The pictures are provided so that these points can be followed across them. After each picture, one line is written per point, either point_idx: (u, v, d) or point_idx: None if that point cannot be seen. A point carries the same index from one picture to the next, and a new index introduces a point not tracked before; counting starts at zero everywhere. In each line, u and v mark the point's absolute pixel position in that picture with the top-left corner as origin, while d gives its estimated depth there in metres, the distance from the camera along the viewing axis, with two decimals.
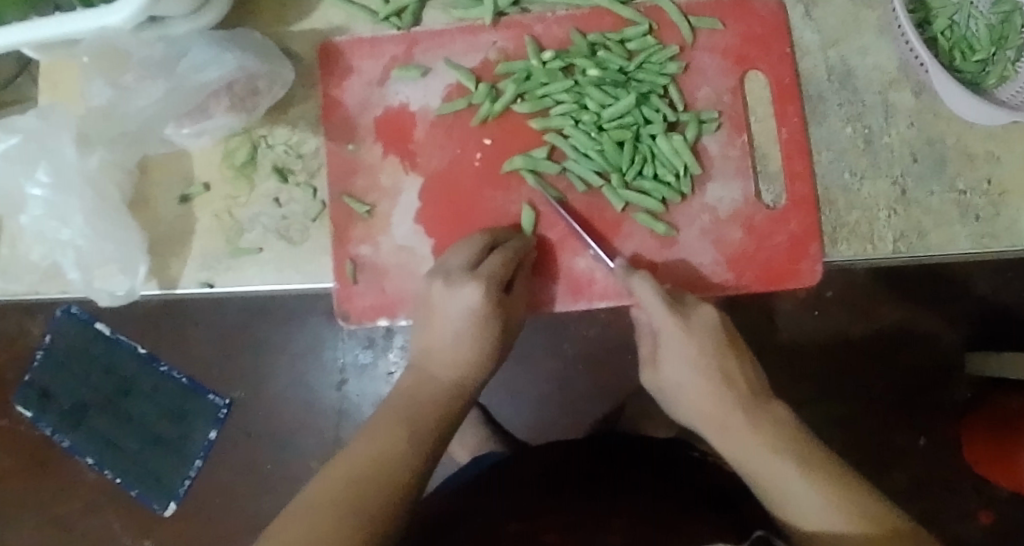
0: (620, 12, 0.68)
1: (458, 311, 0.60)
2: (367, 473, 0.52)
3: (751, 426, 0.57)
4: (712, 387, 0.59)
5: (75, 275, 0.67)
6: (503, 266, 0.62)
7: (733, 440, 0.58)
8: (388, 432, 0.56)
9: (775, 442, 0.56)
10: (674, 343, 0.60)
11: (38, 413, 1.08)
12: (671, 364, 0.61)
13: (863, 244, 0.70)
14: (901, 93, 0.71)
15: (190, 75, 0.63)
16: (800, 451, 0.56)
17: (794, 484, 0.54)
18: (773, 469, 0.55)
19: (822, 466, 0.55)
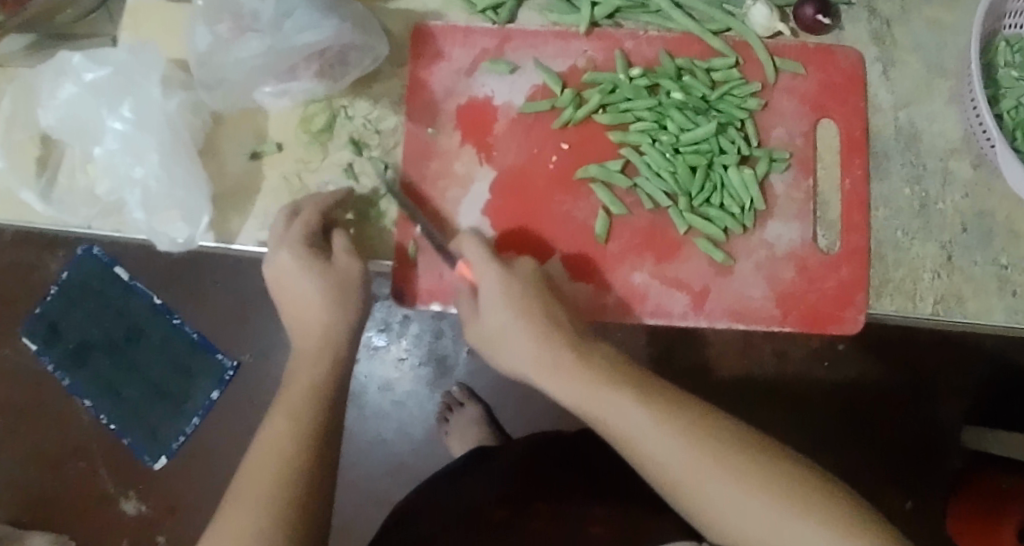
0: (710, 42, 0.70)
1: (291, 278, 0.60)
2: (258, 507, 0.50)
3: (613, 389, 0.54)
4: (536, 330, 0.58)
5: (140, 216, 0.68)
6: (308, 228, 0.62)
7: (595, 407, 0.54)
8: (270, 441, 0.53)
9: (643, 400, 0.53)
10: (505, 313, 0.59)
11: (43, 347, 1.07)
12: (501, 331, 0.59)
13: (905, 301, 0.72)
14: (960, 163, 0.74)
15: (291, 35, 0.63)
16: (624, 379, 0.55)
17: (625, 410, 0.53)
18: (638, 425, 0.52)
19: (648, 389, 0.54)
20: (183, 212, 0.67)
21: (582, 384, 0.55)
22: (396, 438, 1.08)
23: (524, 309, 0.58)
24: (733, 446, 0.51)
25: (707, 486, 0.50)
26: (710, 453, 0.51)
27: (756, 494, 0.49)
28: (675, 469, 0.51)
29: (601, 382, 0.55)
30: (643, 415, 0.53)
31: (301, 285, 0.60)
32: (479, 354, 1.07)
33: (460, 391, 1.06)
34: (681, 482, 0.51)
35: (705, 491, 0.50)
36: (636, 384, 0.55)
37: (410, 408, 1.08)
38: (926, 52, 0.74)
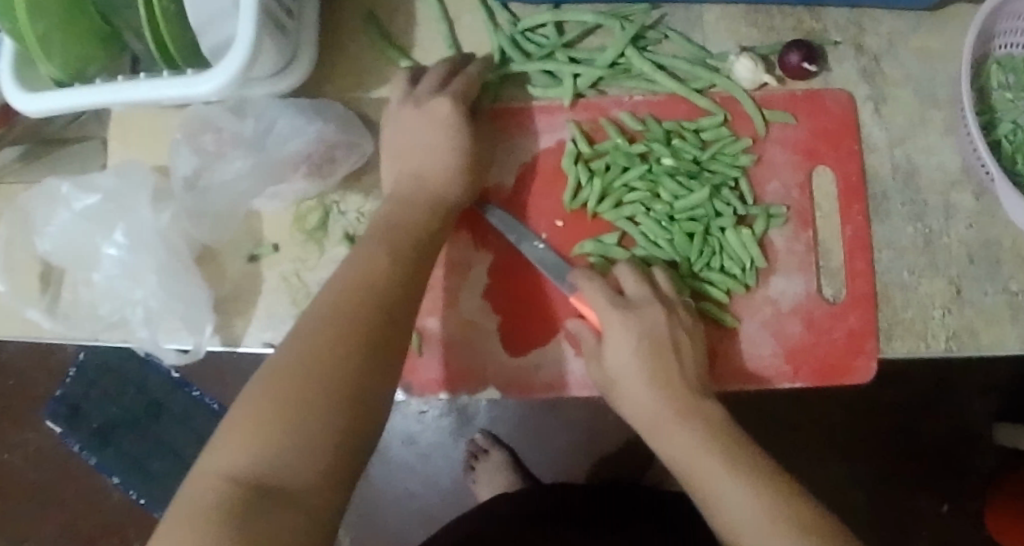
0: (697, 101, 0.69)
1: (431, 126, 0.64)
2: (355, 296, 0.54)
3: (720, 459, 0.57)
4: (652, 377, 0.61)
5: (143, 333, 0.67)
6: (466, 89, 0.66)
7: (656, 413, 0.60)
8: (368, 255, 0.58)
9: (694, 423, 0.59)
10: (629, 348, 0.61)
11: (66, 429, 1.10)
12: (620, 362, 0.62)
13: (917, 341, 0.71)
14: (962, 195, 0.73)
15: (275, 148, 0.66)
16: (740, 451, 0.58)
17: (732, 493, 0.55)
18: (743, 510, 0.55)
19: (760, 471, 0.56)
20: (186, 322, 0.68)
21: (699, 457, 0.57)
22: (424, 490, 1.10)
23: (657, 357, 0.61)
24: (763, 474, 0.56)
25: (728, 498, 0.55)
26: (764, 494, 0.55)
27: (766, 513, 0.54)
28: (709, 475, 0.57)
29: (667, 394, 0.60)
30: (751, 503, 0.55)
31: (435, 148, 0.64)
32: (499, 400, 1.09)
33: (484, 438, 1.08)
34: (711, 489, 0.56)
35: (725, 499, 0.56)
36: (694, 406, 0.60)
37: (436, 460, 1.10)
38: (917, 84, 0.73)
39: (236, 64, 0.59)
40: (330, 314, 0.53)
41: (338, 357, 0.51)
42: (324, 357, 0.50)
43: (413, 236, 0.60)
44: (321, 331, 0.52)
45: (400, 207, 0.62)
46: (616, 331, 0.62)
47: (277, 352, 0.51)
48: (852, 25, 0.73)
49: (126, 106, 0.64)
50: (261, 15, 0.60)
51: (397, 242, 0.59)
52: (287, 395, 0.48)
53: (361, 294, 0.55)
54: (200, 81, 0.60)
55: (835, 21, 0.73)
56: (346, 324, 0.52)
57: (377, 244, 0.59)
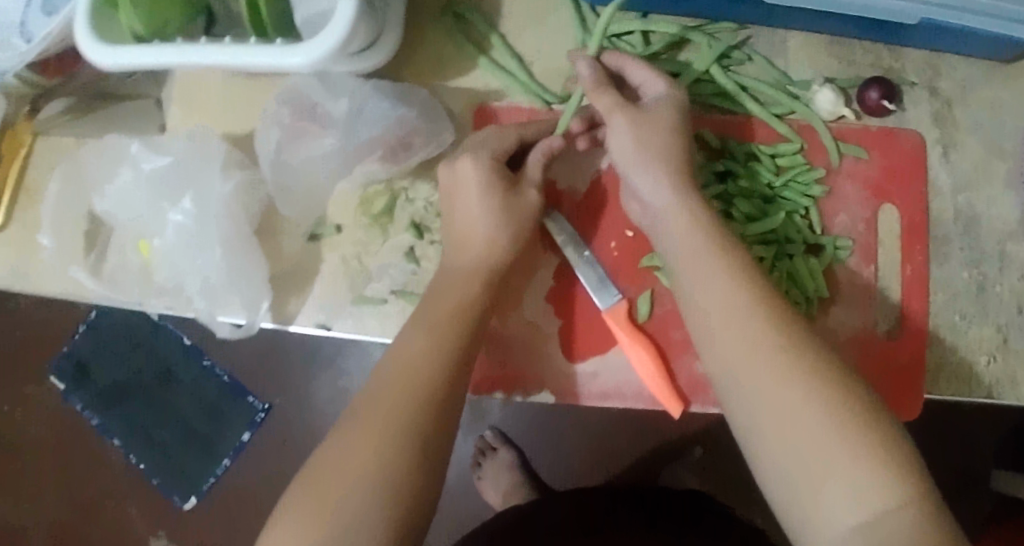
0: (776, 127, 0.69)
1: (464, 191, 0.61)
2: (394, 389, 0.54)
3: (755, 316, 0.54)
4: (703, 237, 0.58)
5: (198, 304, 0.66)
6: (501, 150, 0.62)
7: (722, 329, 0.54)
8: (406, 343, 0.57)
9: (768, 339, 0.52)
10: (684, 216, 0.60)
11: (70, 387, 1.06)
12: (672, 224, 0.60)
13: (962, 385, 0.72)
14: (1018, 245, 0.74)
15: (362, 129, 0.66)
16: (779, 314, 0.54)
17: (759, 350, 0.52)
18: (769, 371, 0.51)
19: (796, 335, 0.53)
20: (242, 299, 0.66)
21: (731, 313, 0.54)
22: None
23: (706, 227, 0.59)
24: (842, 402, 0.49)
25: (791, 424, 0.49)
26: (798, 358, 0.51)
27: (793, 377, 0.51)
28: (775, 405, 0.50)
29: (737, 313, 0.54)
30: (778, 365, 0.51)
31: (479, 211, 0.61)
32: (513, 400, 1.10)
33: (493, 436, 1.08)
34: (780, 418, 0.50)
35: (789, 431, 0.49)
36: (772, 322, 0.53)
37: (443, 453, 1.10)
38: (987, 132, 0.74)
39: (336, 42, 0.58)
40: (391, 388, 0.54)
41: (403, 422, 0.52)
42: (361, 464, 0.51)
43: (463, 308, 0.60)
44: (386, 402, 0.53)
45: (442, 292, 0.61)
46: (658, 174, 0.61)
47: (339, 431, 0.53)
48: (930, 68, 0.74)
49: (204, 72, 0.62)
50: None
51: (434, 327, 0.58)
52: (327, 506, 0.49)
53: (426, 368, 0.56)
54: (292, 54, 0.59)
55: (914, 62, 0.73)
56: (384, 422, 0.52)
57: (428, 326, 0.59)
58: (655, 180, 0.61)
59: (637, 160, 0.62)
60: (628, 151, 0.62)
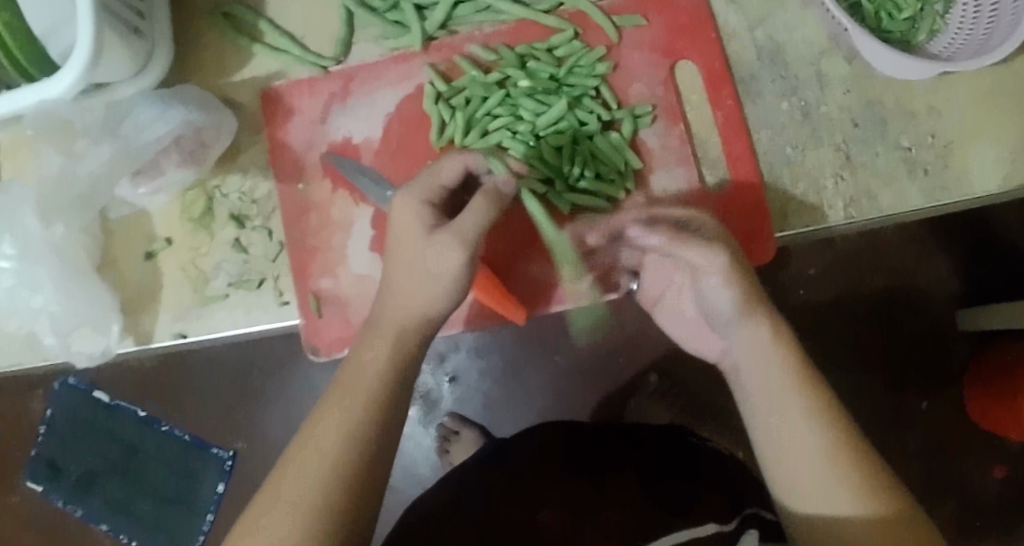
0: (545, 22, 0.70)
1: (410, 235, 0.55)
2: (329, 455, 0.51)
3: (818, 425, 0.53)
4: (780, 356, 0.56)
5: (51, 340, 0.69)
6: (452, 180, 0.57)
7: (777, 391, 0.55)
8: (340, 402, 0.53)
9: (806, 394, 0.55)
10: (756, 325, 0.57)
11: (48, 486, 1.09)
12: (755, 343, 0.57)
13: (812, 214, 0.71)
14: (833, 61, 0.72)
15: (134, 133, 0.65)
16: (833, 421, 0.54)
17: (834, 480, 0.52)
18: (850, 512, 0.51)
19: (863, 456, 0.53)
20: (93, 326, 0.69)
21: (804, 437, 0.53)
22: (402, 481, 1.07)
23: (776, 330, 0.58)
24: (866, 465, 0.52)
25: (814, 465, 0.52)
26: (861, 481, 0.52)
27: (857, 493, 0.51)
28: (805, 463, 0.53)
29: (795, 379, 0.55)
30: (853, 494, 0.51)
31: (430, 264, 0.55)
32: (461, 381, 1.05)
33: (453, 420, 1.04)
34: (807, 473, 0.53)
35: (815, 487, 0.52)
36: (813, 378, 0.55)
37: (410, 451, 1.07)
38: None
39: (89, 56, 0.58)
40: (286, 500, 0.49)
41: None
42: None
43: (381, 384, 0.54)
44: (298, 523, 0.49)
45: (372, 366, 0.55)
46: (723, 274, 0.59)
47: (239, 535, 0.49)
48: None
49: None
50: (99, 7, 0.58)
51: (368, 392, 0.53)
52: None
53: (311, 474, 0.50)
54: (56, 82, 0.58)
55: None
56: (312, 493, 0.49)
57: (346, 398, 0.53)
58: (755, 330, 0.57)
59: (738, 327, 0.58)
60: (747, 355, 0.57)
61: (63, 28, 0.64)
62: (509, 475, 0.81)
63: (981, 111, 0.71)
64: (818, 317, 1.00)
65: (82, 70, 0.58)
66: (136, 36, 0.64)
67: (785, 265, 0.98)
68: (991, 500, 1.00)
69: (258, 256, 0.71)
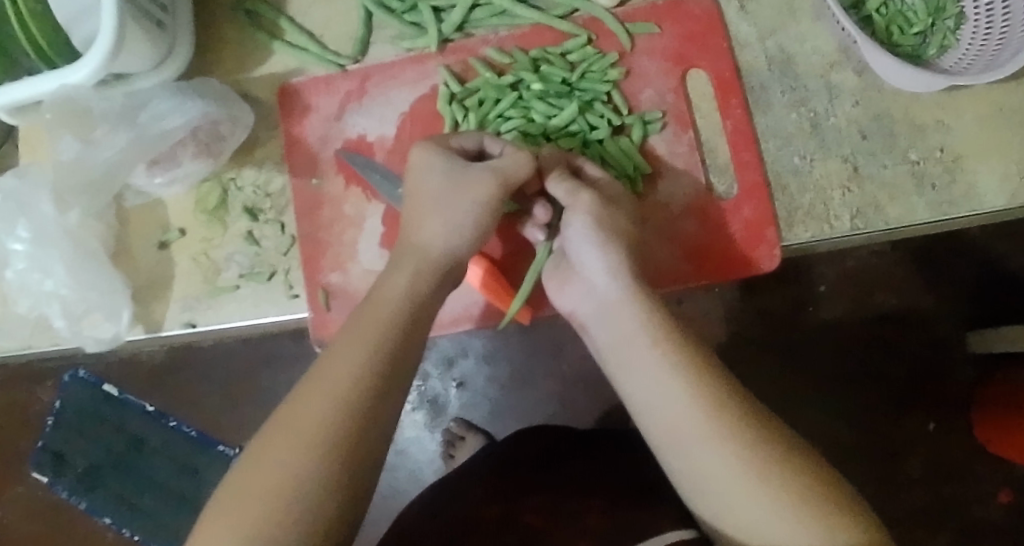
0: (560, 27, 0.71)
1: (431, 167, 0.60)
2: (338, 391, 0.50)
3: (727, 439, 0.51)
4: (684, 373, 0.54)
5: (62, 324, 0.70)
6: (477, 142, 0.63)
7: (686, 428, 0.52)
8: (352, 339, 0.53)
9: (707, 402, 0.52)
10: (638, 336, 0.57)
11: (53, 477, 1.09)
12: (648, 367, 0.55)
13: (819, 224, 0.71)
14: (843, 74, 0.73)
15: (151, 124, 0.67)
16: (745, 430, 0.51)
17: (755, 497, 0.49)
18: (775, 524, 0.48)
19: (781, 457, 0.50)
20: (105, 313, 0.71)
21: (713, 455, 0.51)
22: (406, 484, 1.07)
23: (666, 343, 0.56)
24: (815, 492, 0.49)
25: (727, 482, 0.50)
26: (775, 483, 0.49)
27: (778, 500, 0.48)
28: (726, 490, 0.50)
29: (707, 410, 0.52)
30: (774, 504, 0.49)
31: (452, 186, 0.59)
32: (468, 384, 1.05)
33: (459, 426, 1.04)
34: (742, 505, 0.49)
35: (735, 503, 0.50)
36: (711, 379, 0.53)
37: (414, 454, 1.07)
38: None
39: (106, 51, 0.59)
40: (295, 424, 0.49)
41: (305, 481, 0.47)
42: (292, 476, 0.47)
43: (392, 320, 0.55)
44: (295, 443, 0.48)
45: (372, 304, 0.56)
46: (615, 251, 0.60)
47: (245, 462, 0.48)
48: None
49: (17, 104, 0.63)
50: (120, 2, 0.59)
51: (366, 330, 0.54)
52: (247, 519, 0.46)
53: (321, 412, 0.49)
54: (75, 69, 0.60)
55: None
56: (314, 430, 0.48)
57: (359, 334, 0.54)
58: (602, 267, 0.60)
59: (591, 257, 0.61)
60: (588, 252, 0.61)
61: (87, 18, 0.65)
62: (509, 471, 0.81)
63: (989, 126, 0.71)
64: (830, 332, 1.00)
65: (99, 63, 0.59)
66: (157, 28, 0.65)
67: (793, 281, 0.99)
68: (994, 525, 0.99)
69: (272, 247, 0.72)
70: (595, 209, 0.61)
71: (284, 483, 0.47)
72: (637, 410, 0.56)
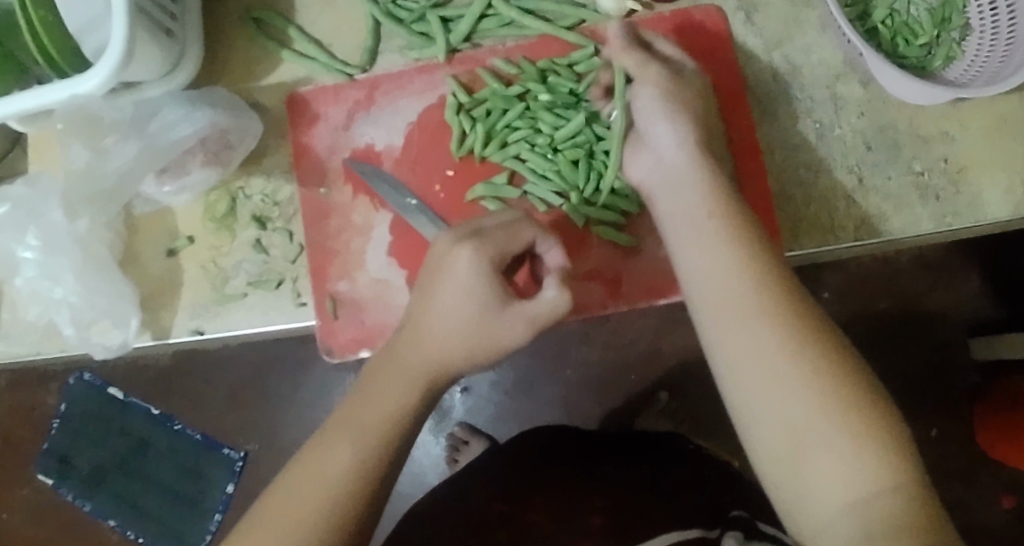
0: (566, 38, 0.71)
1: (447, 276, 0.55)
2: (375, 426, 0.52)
3: (768, 320, 0.50)
4: (736, 245, 0.53)
5: (71, 331, 0.71)
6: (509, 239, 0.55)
7: (732, 294, 0.51)
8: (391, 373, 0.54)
9: (758, 271, 0.52)
10: (695, 205, 0.57)
11: (59, 480, 1.09)
12: (699, 234, 0.55)
13: (824, 235, 0.72)
14: (848, 85, 0.73)
15: (161, 132, 0.68)
16: (790, 310, 0.50)
17: (789, 374, 0.48)
18: (799, 405, 0.48)
19: (822, 344, 0.49)
20: (113, 320, 0.71)
21: (752, 327, 0.50)
22: (410, 488, 1.08)
23: (722, 213, 0.55)
24: (849, 386, 0.48)
25: (760, 354, 0.49)
26: (812, 368, 0.48)
27: (808, 383, 0.48)
28: (759, 361, 0.49)
29: (769, 310, 0.50)
30: (803, 389, 0.48)
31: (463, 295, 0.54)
32: (472, 389, 1.06)
33: (462, 430, 1.04)
34: (785, 414, 0.48)
35: (767, 377, 0.49)
36: (766, 255, 0.53)
37: (418, 458, 1.07)
38: None
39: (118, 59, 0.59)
40: (320, 456, 0.51)
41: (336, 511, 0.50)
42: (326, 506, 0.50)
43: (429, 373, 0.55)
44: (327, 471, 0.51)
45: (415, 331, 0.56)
46: (683, 126, 0.61)
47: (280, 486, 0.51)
48: None
49: (25, 114, 0.62)
50: (132, 11, 0.59)
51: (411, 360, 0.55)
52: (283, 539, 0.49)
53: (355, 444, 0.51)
54: (85, 78, 0.59)
55: None
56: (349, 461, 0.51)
57: (397, 362, 0.55)
58: (669, 141, 0.61)
59: (659, 126, 0.61)
60: (656, 121, 0.62)
61: (98, 26, 0.66)
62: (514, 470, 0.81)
63: (993, 138, 0.71)
64: None
65: (110, 71, 0.59)
66: (166, 36, 0.65)
67: None
68: (996, 531, 1.00)
69: (279, 255, 0.72)
70: (664, 83, 0.62)
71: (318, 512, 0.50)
72: (682, 272, 0.55)
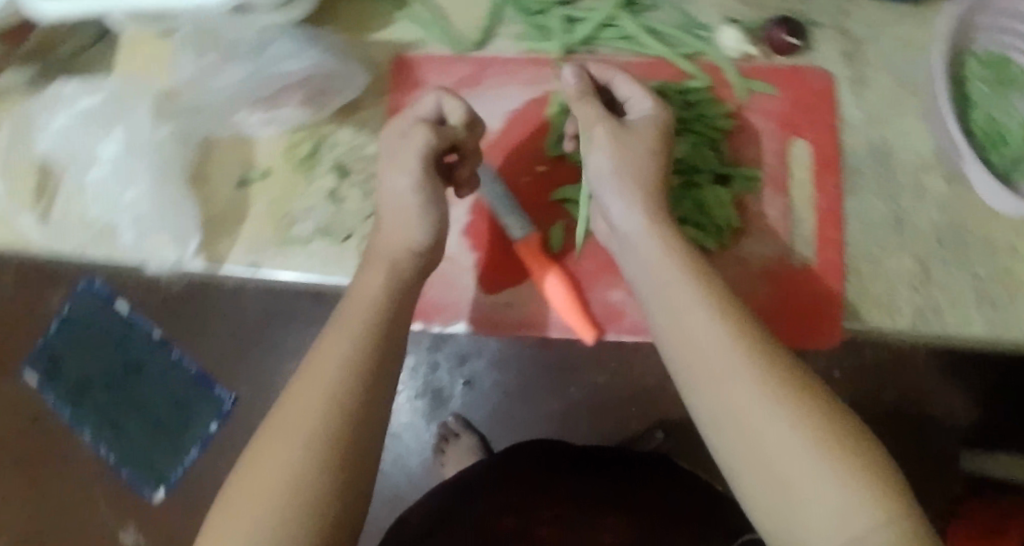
0: (683, 66, 0.72)
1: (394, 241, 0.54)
2: (342, 378, 0.47)
3: (749, 373, 0.46)
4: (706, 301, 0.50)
5: (130, 237, 0.70)
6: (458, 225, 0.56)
7: (708, 354, 0.48)
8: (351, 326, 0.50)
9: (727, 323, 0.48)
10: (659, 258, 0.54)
11: (38, 380, 1.07)
12: (669, 290, 0.51)
13: (880, 315, 0.72)
14: (935, 178, 0.74)
15: (269, 62, 0.68)
16: (764, 361, 0.47)
17: (777, 432, 0.45)
18: (802, 461, 0.44)
19: (804, 395, 0.46)
20: (172, 235, 0.70)
21: (739, 385, 0.46)
22: (387, 469, 1.07)
23: (691, 269, 0.52)
24: (842, 433, 0.44)
25: (740, 416, 0.46)
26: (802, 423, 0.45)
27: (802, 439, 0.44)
28: (745, 424, 0.46)
29: (745, 361, 0.47)
30: (796, 439, 0.44)
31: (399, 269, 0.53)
32: (476, 383, 1.05)
33: (456, 422, 1.04)
34: (782, 468, 0.44)
35: (757, 435, 0.45)
36: (730, 309, 0.50)
37: (406, 441, 1.06)
38: (898, 70, 0.75)
39: None
40: (287, 412, 0.46)
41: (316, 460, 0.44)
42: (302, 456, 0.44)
43: (377, 309, 0.51)
44: (299, 425, 0.45)
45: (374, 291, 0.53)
46: (646, 168, 0.58)
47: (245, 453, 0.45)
48: (837, 11, 0.76)
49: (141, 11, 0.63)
50: None
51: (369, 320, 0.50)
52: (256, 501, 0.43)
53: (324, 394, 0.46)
54: None
55: (819, 6, 0.76)
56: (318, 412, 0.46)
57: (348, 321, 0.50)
58: (616, 187, 0.57)
59: (607, 179, 0.58)
60: (606, 172, 0.58)
61: None
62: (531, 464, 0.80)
63: None
64: None
65: None
66: None
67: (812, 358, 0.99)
68: None
69: (351, 209, 0.71)
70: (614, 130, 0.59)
71: (291, 467, 0.44)
72: (658, 338, 0.52)
